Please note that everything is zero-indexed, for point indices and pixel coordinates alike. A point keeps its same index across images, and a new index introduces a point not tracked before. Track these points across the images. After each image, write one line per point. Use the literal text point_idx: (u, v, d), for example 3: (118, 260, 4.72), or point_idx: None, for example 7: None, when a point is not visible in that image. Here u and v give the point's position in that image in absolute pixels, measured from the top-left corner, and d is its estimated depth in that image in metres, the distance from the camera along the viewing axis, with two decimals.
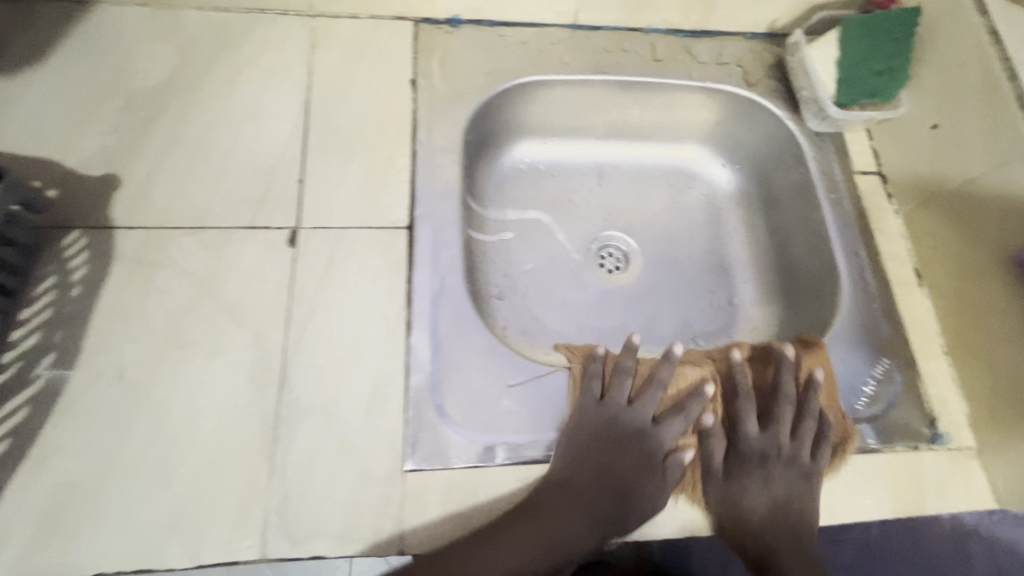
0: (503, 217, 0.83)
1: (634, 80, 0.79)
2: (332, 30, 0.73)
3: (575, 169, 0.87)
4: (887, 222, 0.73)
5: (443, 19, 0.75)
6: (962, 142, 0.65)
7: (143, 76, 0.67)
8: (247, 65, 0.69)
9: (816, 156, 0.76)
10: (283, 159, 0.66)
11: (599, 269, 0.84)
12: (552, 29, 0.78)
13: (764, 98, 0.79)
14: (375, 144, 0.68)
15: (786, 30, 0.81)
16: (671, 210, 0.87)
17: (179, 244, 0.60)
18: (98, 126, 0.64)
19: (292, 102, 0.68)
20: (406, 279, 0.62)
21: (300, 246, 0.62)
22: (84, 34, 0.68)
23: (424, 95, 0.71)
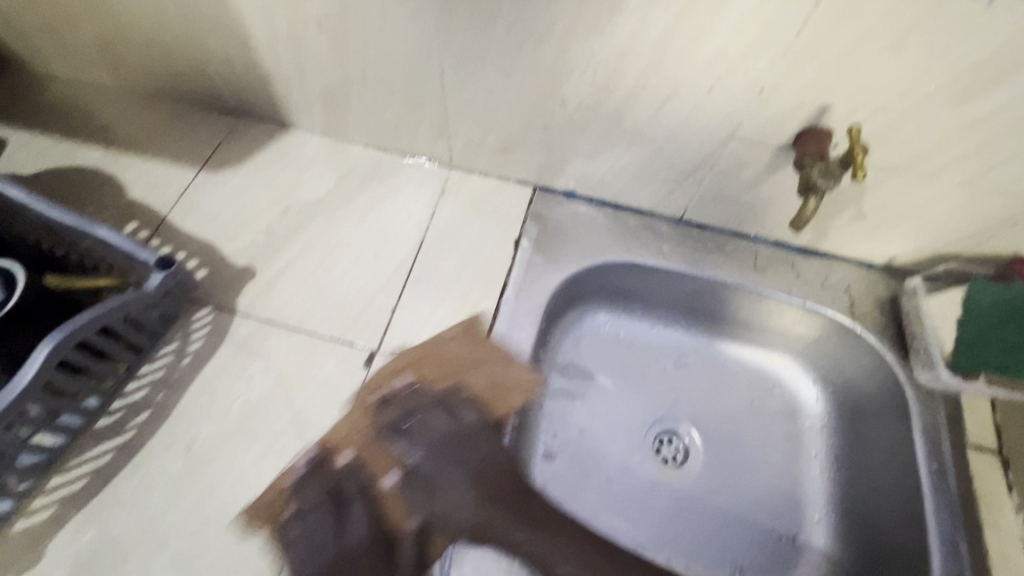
0: (572, 376, 0.84)
1: (729, 283, 0.79)
2: (462, 183, 0.84)
3: (653, 348, 0.87)
4: (998, 518, 0.62)
5: (560, 190, 0.83)
6: None
7: (303, 191, 0.81)
8: (384, 199, 0.81)
9: (923, 413, 0.68)
10: (386, 286, 0.74)
11: (654, 457, 0.80)
12: (657, 219, 0.82)
13: (870, 334, 0.74)
14: (466, 291, 0.74)
15: (907, 268, 0.78)
16: (745, 415, 0.82)
17: (278, 340, 0.69)
18: (257, 225, 0.77)
19: (410, 238, 0.78)
20: None
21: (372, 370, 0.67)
22: (275, 152, 0.84)
23: (523, 255, 0.77)
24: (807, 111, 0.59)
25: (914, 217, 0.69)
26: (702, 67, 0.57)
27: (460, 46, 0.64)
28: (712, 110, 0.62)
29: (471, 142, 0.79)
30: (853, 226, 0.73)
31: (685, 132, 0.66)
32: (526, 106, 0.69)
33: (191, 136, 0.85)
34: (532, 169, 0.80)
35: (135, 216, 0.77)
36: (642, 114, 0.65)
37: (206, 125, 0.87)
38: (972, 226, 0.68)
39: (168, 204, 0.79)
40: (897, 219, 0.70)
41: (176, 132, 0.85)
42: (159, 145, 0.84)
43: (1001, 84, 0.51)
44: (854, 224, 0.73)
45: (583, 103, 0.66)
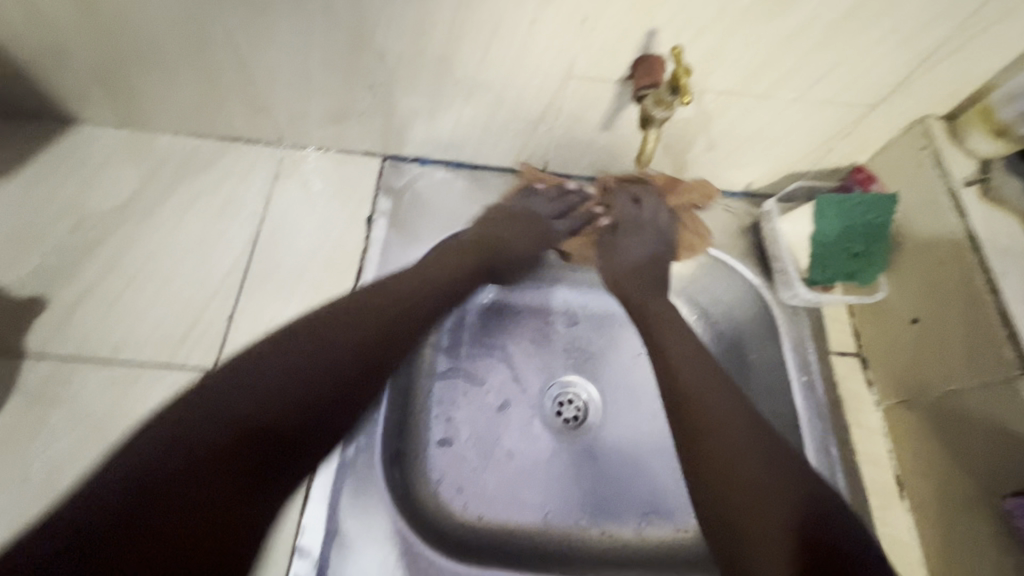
0: (477, 340, 0.81)
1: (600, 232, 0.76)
2: (300, 163, 0.74)
3: (541, 311, 0.84)
4: (862, 415, 0.66)
5: (412, 158, 0.76)
6: (943, 348, 0.59)
7: (103, 195, 0.68)
8: (207, 193, 0.70)
9: (790, 329, 0.70)
10: (218, 293, 0.64)
11: (555, 419, 0.78)
12: (520, 175, 0.77)
13: (737, 261, 0.74)
14: (317, 284, 0.66)
15: (764, 191, 0.79)
16: (640, 361, 0.82)
17: (84, 378, 0.57)
18: (42, 245, 0.64)
19: (243, 233, 0.68)
20: None
21: None
22: (58, 153, 0.70)
23: (378, 233, 0.70)
24: (635, 38, 0.55)
25: (760, 140, 0.69)
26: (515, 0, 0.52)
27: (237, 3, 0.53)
28: (540, 48, 0.57)
29: (297, 114, 0.68)
30: (708, 156, 0.73)
31: (521, 76, 0.61)
32: (342, 64, 0.60)
33: None
34: (374, 137, 0.72)
35: None
36: (468, 62, 0.59)
37: None
38: (811, 142, 0.69)
39: None
40: (745, 144, 0.70)
41: None
42: None
43: None
44: (708, 155, 0.72)
45: (404, 55, 0.59)
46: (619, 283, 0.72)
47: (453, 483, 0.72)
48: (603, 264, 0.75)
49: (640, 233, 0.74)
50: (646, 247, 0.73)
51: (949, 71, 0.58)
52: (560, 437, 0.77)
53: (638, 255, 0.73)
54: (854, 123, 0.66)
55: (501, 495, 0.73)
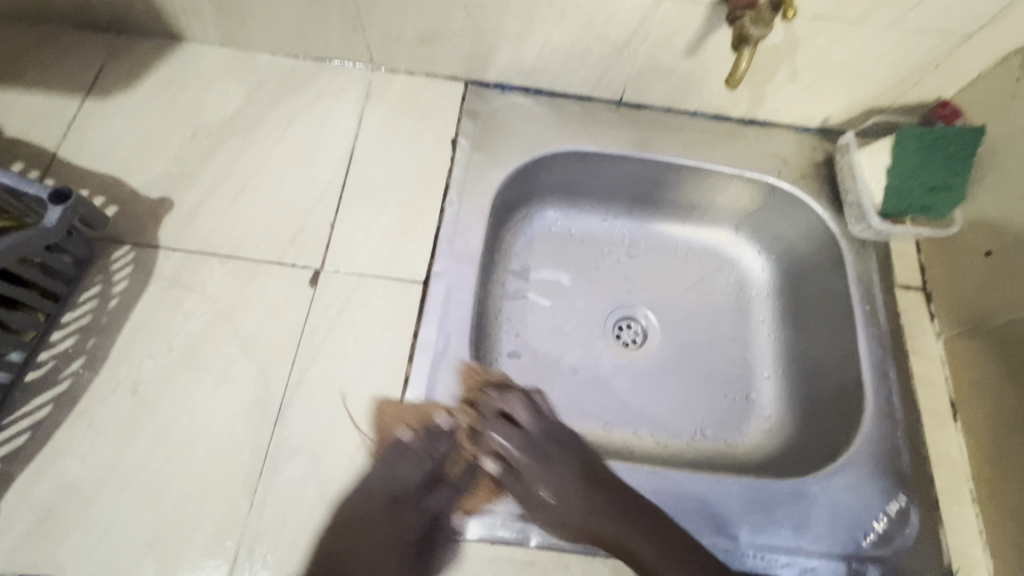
0: (539, 272, 0.85)
1: (673, 161, 0.78)
2: (388, 85, 0.77)
3: (603, 240, 0.87)
4: (923, 344, 0.68)
5: (493, 84, 0.78)
6: (1017, 279, 0.60)
7: (213, 110, 0.73)
8: (304, 111, 0.75)
9: (856, 262, 0.72)
10: (321, 202, 0.70)
11: (615, 341, 0.83)
12: (596, 103, 0.79)
13: (807, 195, 0.76)
14: (407, 198, 0.71)
15: (840, 128, 0.79)
16: (699, 292, 0.86)
17: (210, 270, 0.64)
18: (165, 153, 0.70)
19: (339, 149, 0.73)
20: (412, 334, 0.63)
21: (318, 288, 0.65)
22: (171, 70, 0.75)
23: (462, 154, 0.74)
24: None
25: (845, 69, 0.69)
26: None
27: None
28: None
29: (389, 35, 0.72)
30: (788, 88, 0.73)
31: None
32: None
33: (66, 58, 0.74)
34: (459, 61, 0.75)
35: (18, 155, 0.68)
36: None
37: (80, 43, 0.75)
38: (897, 73, 0.69)
39: (55, 139, 0.70)
40: (830, 74, 0.70)
41: (45, 55, 0.74)
42: (29, 72, 0.73)
43: None
44: (789, 86, 0.73)
45: None
46: (576, 516, 0.58)
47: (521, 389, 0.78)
48: (536, 513, 0.57)
49: (557, 458, 0.61)
50: (526, 409, 0.64)
51: None
52: (618, 359, 0.82)
53: (551, 498, 0.59)
54: (947, 53, 0.65)
55: (562, 405, 0.78)
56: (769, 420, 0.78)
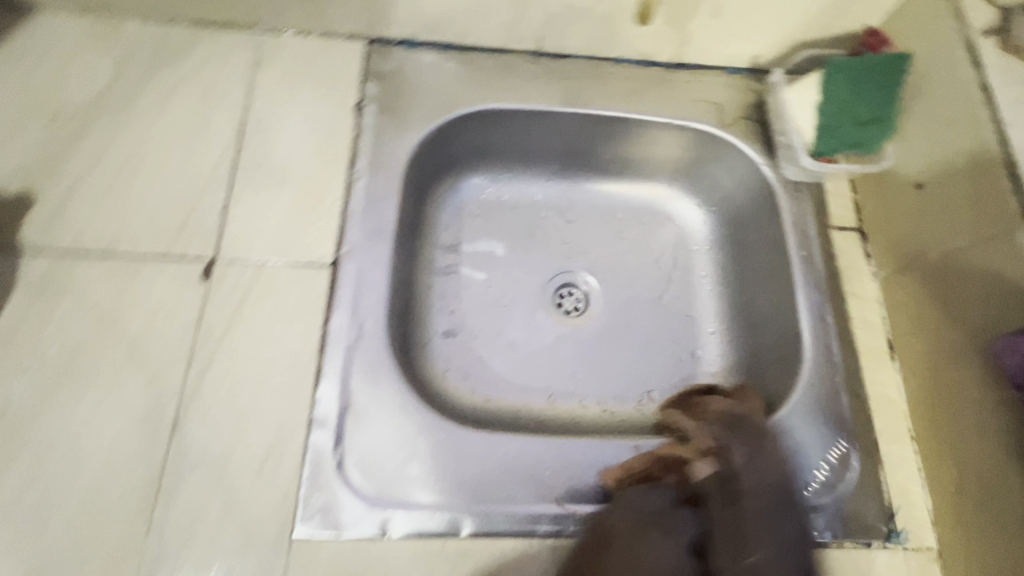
0: (469, 245, 0.80)
1: (599, 114, 0.73)
2: (280, 48, 0.69)
3: (536, 205, 0.83)
4: (859, 285, 0.66)
5: (397, 40, 0.71)
6: (944, 208, 0.58)
7: (75, 87, 0.64)
8: (184, 82, 0.66)
9: (790, 206, 0.69)
10: (210, 185, 0.62)
11: (556, 309, 0.79)
12: (513, 55, 0.73)
13: (739, 140, 0.73)
14: (309, 173, 0.64)
15: (770, 66, 0.75)
16: (640, 251, 0.82)
17: (85, 270, 0.57)
18: (21, 140, 0.61)
19: (227, 124, 0.65)
20: (322, 322, 0.58)
21: (212, 281, 0.58)
22: (23, 44, 0.65)
23: (368, 120, 0.67)
24: None
25: None
26: None
27: None
28: None
29: None
30: (712, 24, 0.68)
31: None
32: None
33: None
34: (357, 15, 0.67)
35: None
36: None
37: None
38: (822, 1, 0.65)
39: None
40: (752, 5, 0.65)
41: None
42: None
43: None
44: (712, 22, 0.68)
45: None
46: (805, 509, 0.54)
47: (459, 369, 0.74)
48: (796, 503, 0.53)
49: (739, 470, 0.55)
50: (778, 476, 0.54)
51: None
52: (559, 328, 0.79)
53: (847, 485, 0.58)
54: None
55: (504, 380, 0.75)
56: (715, 377, 0.76)
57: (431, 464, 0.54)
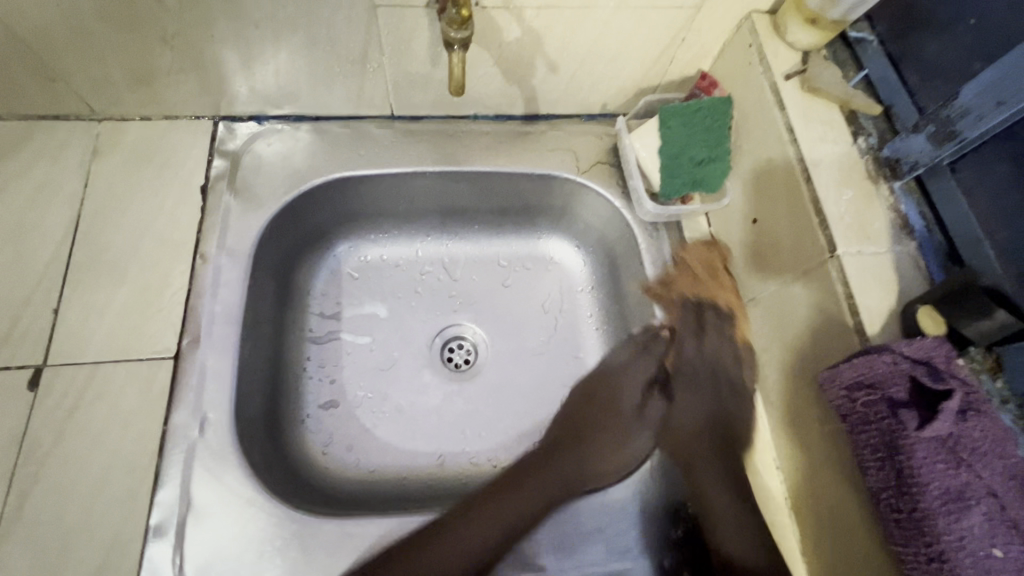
0: (348, 310, 0.78)
1: (461, 170, 0.73)
2: (122, 136, 0.68)
3: (418, 262, 0.82)
4: (719, 317, 0.68)
5: (248, 116, 0.71)
6: (776, 242, 0.60)
7: None
8: (17, 179, 0.64)
9: (649, 246, 0.71)
10: (43, 286, 0.60)
11: (444, 366, 0.78)
12: (369, 122, 0.73)
13: (597, 185, 0.74)
14: (153, 262, 0.62)
15: (620, 110, 0.78)
16: (526, 297, 0.82)
17: None
18: None
19: (66, 218, 0.63)
20: (163, 421, 0.55)
21: (40, 390, 0.55)
22: None
23: (217, 201, 0.66)
24: None
25: (597, 55, 0.67)
26: None
27: None
28: None
29: (98, 81, 0.62)
30: (554, 80, 0.71)
31: (323, 8, 0.56)
32: (120, 12, 0.54)
33: None
34: (197, 98, 0.67)
35: None
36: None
37: None
38: (649, 52, 0.68)
39: None
40: (585, 61, 0.68)
41: None
42: None
43: None
44: (553, 78, 0.70)
45: None
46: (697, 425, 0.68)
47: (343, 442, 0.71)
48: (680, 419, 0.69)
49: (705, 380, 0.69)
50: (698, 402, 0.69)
51: None
52: (446, 386, 0.77)
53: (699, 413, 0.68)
54: (683, 27, 0.64)
55: (391, 447, 0.72)
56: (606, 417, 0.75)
57: (285, 564, 0.52)
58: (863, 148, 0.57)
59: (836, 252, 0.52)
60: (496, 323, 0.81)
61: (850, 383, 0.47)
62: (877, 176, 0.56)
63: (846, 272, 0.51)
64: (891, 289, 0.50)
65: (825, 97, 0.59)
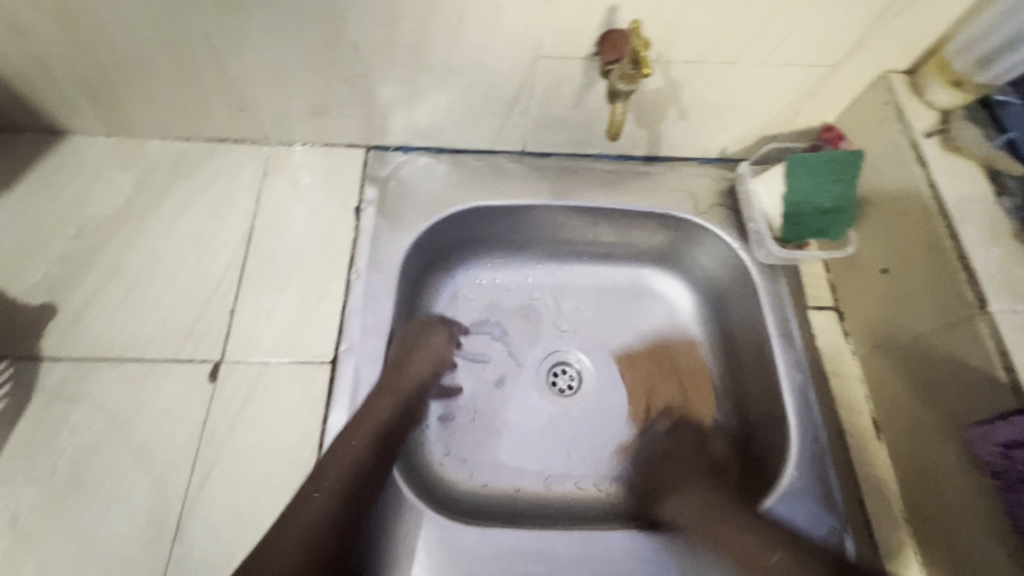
0: (462, 328, 0.82)
1: (580, 206, 0.78)
2: (287, 158, 0.76)
3: (527, 286, 0.86)
4: (839, 363, 0.69)
5: (395, 146, 0.78)
6: (911, 294, 0.61)
7: (98, 204, 0.70)
8: (199, 192, 0.73)
9: (768, 287, 0.72)
10: (220, 289, 0.67)
11: (550, 389, 0.81)
12: (500, 156, 0.79)
13: (715, 225, 0.76)
14: (312, 274, 0.69)
15: (738, 155, 0.81)
16: (632, 326, 0.84)
17: (99, 377, 0.60)
18: (47, 254, 0.67)
19: (238, 229, 0.71)
20: (321, 421, 0.60)
21: (218, 382, 0.61)
22: (54, 165, 0.72)
23: (366, 221, 0.72)
24: (598, 14, 0.57)
25: (729, 105, 0.71)
26: None
27: (209, 3, 0.55)
28: (505, 30, 0.59)
29: (278, 112, 0.70)
30: (681, 126, 0.75)
31: (492, 57, 0.62)
32: (317, 58, 0.62)
33: None
34: (356, 129, 0.74)
35: None
36: (438, 47, 0.61)
37: None
38: (779, 106, 0.71)
39: None
40: (716, 110, 0.72)
41: None
42: None
43: None
44: (681, 124, 0.74)
45: (375, 45, 0.60)
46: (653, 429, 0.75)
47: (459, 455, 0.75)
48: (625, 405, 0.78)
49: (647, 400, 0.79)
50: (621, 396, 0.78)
51: (909, 21, 0.59)
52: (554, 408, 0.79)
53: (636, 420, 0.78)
54: (818, 83, 0.67)
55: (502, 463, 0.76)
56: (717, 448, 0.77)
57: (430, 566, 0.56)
58: (1007, 208, 0.58)
59: (987, 308, 0.53)
60: (601, 352, 0.83)
61: (1006, 441, 0.48)
62: None
63: (998, 330, 0.51)
64: None
65: (967, 157, 0.61)
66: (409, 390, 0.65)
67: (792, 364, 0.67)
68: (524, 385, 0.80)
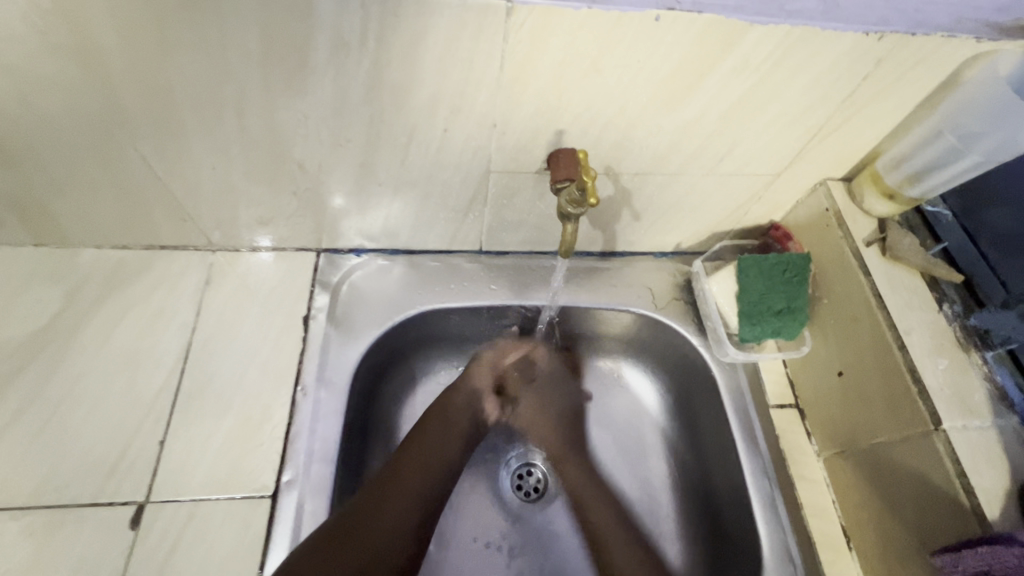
0: None
1: (540, 305, 0.76)
2: (233, 265, 0.72)
3: None
4: (804, 466, 0.67)
5: (347, 248, 0.75)
6: (867, 401, 0.61)
7: (20, 322, 0.65)
8: (134, 304, 0.68)
9: (732, 388, 0.71)
10: (149, 416, 0.62)
11: (515, 494, 0.77)
12: (457, 256, 0.78)
13: (676, 322, 0.75)
14: (254, 393, 0.64)
15: (694, 250, 0.81)
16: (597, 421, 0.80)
17: (4, 531, 0.54)
18: None
19: (175, 345, 0.66)
20: (258, 566, 0.55)
21: (140, 529, 0.56)
22: None
23: (317, 331, 0.69)
24: (546, 136, 0.58)
25: (681, 208, 0.71)
26: (424, 112, 0.53)
27: (146, 130, 0.53)
28: (456, 149, 0.59)
29: (223, 220, 0.67)
30: (636, 226, 0.75)
31: (444, 171, 0.62)
32: (263, 175, 0.60)
33: None
34: (306, 234, 0.72)
35: None
36: (388, 164, 0.60)
37: None
38: (729, 209, 0.72)
39: None
40: (671, 212, 0.72)
41: None
42: None
43: (697, 90, 0.53)
44: (635, 224, 0.74)
45: (323, 162, 0.59)
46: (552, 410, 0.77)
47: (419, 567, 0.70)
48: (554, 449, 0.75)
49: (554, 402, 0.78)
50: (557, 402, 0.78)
51: (841, 140, 0.62)
52: (537, 518, 0.76)
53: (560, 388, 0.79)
54: (764, 188, 0.69)
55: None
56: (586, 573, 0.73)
57: None
58: (949, 315, 0.60)
59: (941, 425, 0.53)
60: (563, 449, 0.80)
61: (975, 571, 0.47)
62: (967, 344, 0.58)
63: (954, 449, 0.52)
64: (1004, 470, 0.51)
65: (906, 265, 0.63)
66: (484, 387, 0.74)
67: (760, 471, 0.65)
68: (490, 493, 0.77)
